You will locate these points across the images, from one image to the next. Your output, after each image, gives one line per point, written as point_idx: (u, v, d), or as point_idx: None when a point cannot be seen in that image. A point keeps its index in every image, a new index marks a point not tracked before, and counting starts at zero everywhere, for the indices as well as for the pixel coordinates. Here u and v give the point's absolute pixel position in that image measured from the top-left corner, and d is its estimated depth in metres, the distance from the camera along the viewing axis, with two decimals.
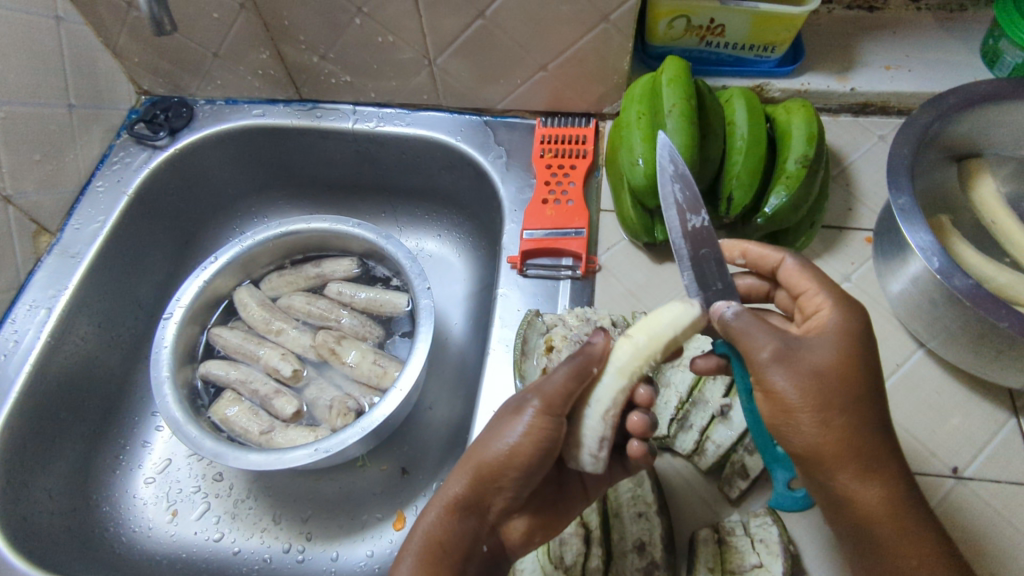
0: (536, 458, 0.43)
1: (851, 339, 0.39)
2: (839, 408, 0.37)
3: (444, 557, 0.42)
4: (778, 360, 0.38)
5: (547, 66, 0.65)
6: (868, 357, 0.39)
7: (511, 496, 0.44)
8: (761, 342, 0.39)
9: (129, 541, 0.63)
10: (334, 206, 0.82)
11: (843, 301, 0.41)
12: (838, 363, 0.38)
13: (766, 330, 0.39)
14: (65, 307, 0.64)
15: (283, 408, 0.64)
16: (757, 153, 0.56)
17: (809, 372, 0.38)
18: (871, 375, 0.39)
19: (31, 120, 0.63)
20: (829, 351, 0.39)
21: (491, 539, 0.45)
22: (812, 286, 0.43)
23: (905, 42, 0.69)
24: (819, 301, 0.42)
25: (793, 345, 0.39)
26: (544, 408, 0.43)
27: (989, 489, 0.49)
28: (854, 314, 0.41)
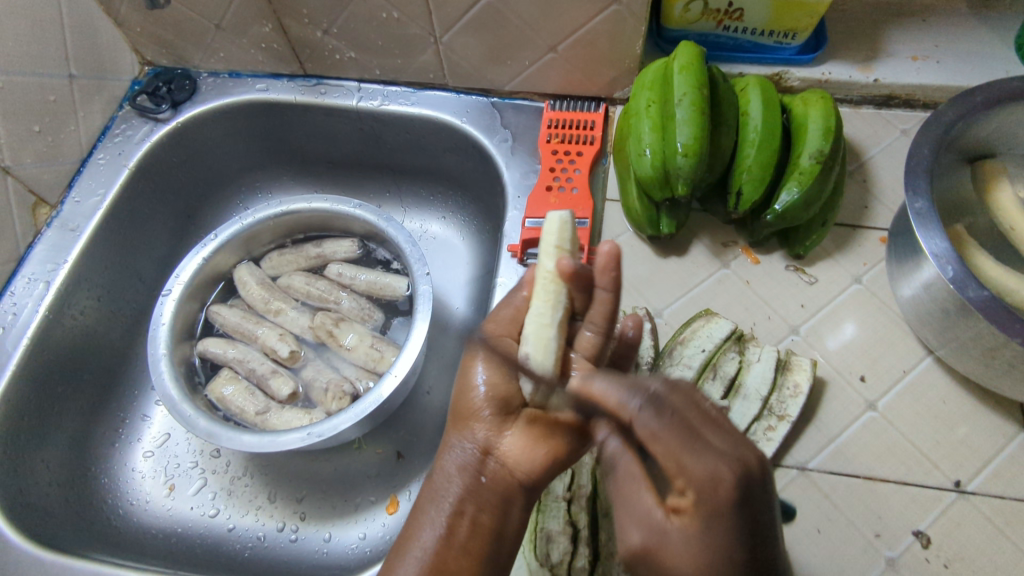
0: (497, 374, 0.48)
1: (707, 533, 0.32)
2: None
3: (441, 497, 0.46)
4: (641, 555, 0.36)
5: (556, 47, 0.63)
6: (735, 562, 0.32)
7: (490, 411, 0.47)
8: (629, 535, 0.36)
9: (125, 513, 0.63)
10: (339, 184, 0.81)
11: (705, 507, 0.32)
12: (692, 574, 0.33)
13: (632, 515, 0.36)
14: (65, 281, 0.64)
15: (279, 388, 0.64)
16: (771, 147, 0.54)
17: (666, 574, 0.34)
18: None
19: (29, 90, 0.63)
20: (685, 554, 0.33)
21: (494, 471, 0.46)
22: (676, 467, 0.33)
23: (934, 31, 0.66)
24: (685, 482, 0.34)
25: (655, 539, 0.34)
26: (488, 333, 0.50)
27: (992, 504, 0.48)
28: (713, 497, 0.32)
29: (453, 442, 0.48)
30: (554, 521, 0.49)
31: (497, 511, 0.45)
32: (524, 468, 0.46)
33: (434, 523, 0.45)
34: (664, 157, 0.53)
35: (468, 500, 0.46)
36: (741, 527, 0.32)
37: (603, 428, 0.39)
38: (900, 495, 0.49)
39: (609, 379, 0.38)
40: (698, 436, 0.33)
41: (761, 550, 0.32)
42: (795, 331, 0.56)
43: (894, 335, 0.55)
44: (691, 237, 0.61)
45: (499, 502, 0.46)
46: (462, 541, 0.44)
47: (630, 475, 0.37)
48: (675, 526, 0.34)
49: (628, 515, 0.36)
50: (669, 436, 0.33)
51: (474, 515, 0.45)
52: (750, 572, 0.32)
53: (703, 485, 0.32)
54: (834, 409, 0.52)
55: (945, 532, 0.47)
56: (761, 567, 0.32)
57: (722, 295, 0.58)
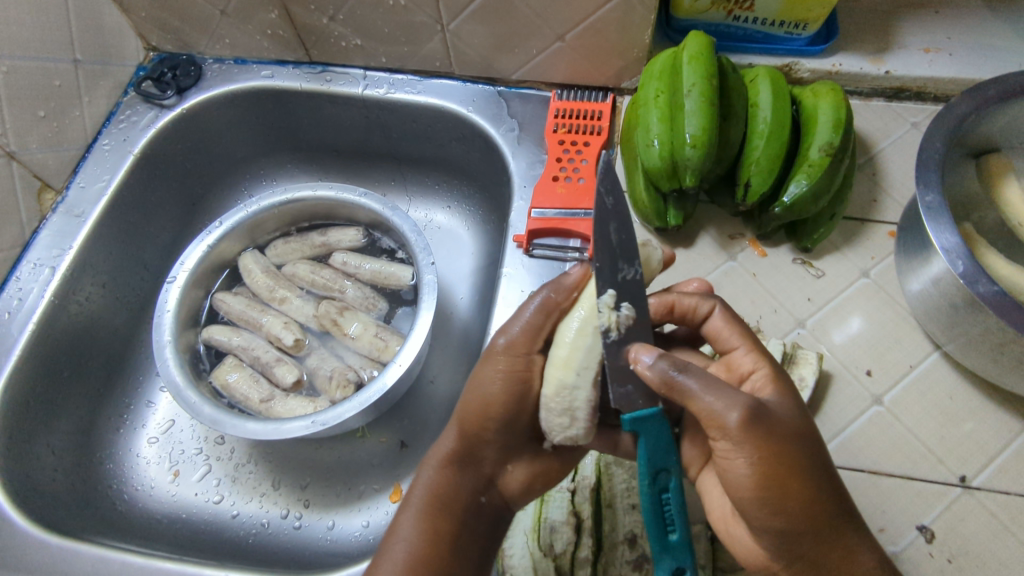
0: (513, 395, 0.46)
1: (790, 390, 0.41)
2: (800, 472, 0.37)
3: (439, 505, 0.44)
4: (752, 418, 0.37)
5: (564, 36, 0.62)
6: (807, 416, 0.40)
7: (496, 442, 0.47)
8: (738, 397, 0.37)
9: (130, 499, 0.63)
10: (344, 172, 0.81)
11: (774, 364, 0.43)
12: (793, 423, 0.39)
13: (726, 390, 0.37)
14: (70, 267, 0.64)
15: (284, 376, 0.64)
16: (780, 138, 0.53)
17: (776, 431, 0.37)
18: (813, 430, 0.40)
19: (34, 75, 0.62)
20: (782, 408, 0.39)
21: (492, 494, 0.47)
22: (743, 346, 0.44)
23: (948, 23, 0.65)
24: (751, 361, 0.43)
25: (758, 407, 0.38)
26: (512, 345, 0.46)
27: (997, 500, 0.48)
28: (781, 366, 0.43)
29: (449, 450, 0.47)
30: (557, 511, 0.49)
31: (489, 529, 0.46)
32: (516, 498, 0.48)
33: (431, 530, 0.43)
34: (672, 148, 0.52)
35: (465, 514, 0.45)
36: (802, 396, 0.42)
37: (647, 352, 0.40)
38: (904, 490, 0.49)
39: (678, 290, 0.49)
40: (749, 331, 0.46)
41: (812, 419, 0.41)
42: (802, 325, 0.56)
43: (901, 330, 0.55)
44: (698, 229, 0.61)
45: (492, 521, 0.47)
46: (460, 550, 0.44)
47: (704, 372, 0.38)
48: (762, 395, 0.41)
49: (719, 390, 0.37)
50: (737, 330, 0.45)
51: (471, 528, 0.45)
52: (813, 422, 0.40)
53: (773, 358, 0.43)
54: (840, 402, 0.52)
55: (950, 527, 0.47)
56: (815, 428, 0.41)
57: (729, 287, 0.58)
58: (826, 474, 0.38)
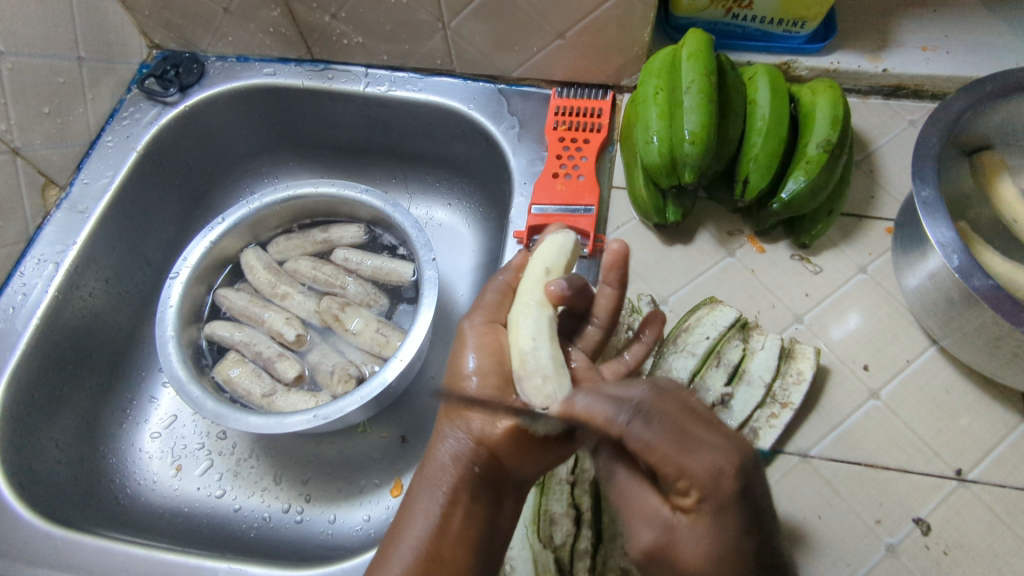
0: (490, 359, 0.46)
1: (718, 528, 0.33)
2: None
3: (434, 489, 0.46)
4: (652, 556, 0.35)
5: (564, 34, 0.63)
6: (743, 557, 0.32)
7: (480, 402, 0.45)
8: (640, 536, 0.36)
9: (133, 493, 0.64)
10: (345, 169, 0.81)
11: (709, 496, 0.33)
12: (705, 571, 0.33)
13: (642, 518, 0.36)
14: (74, 262, 0.65)
15: (286, 371, 0.65)
16: (779, 135, 0.54)
17: (678, 571, 0.34)
18: (757, 572, 0.33)
19: (38, 72, 0.63)
20: (697, 548, 0.33)
21: (486, 463, 0.46)
22: (671, 466, 0.33)
23: (945, 21, 0.65)
24: (684, 484, 0.33)
25: (669, 536, 0.34)
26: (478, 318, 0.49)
27: (993, 493, 0.48)
28: (716, 491, 0.32)
29: (445, 430, 0.47)
30: (557, 504, 0.49)
31: (490, 501, 0.46)
32: (514, 464, 0.45)
33: (429, 516, 0.45)
34: (671, 144, 0.53)
35: (461, 493, 0.45)
36: (746, 512, 0.33)
37: (596, 443, 0.38)
38: (901, 483, 0.49)
39: (593, 392, 0.37)
40: (691, 435, 0.33)
41: (768, 534, 0.34)
42: (799, 320, 0.56)
43: (898, 325, 0.55)
44: (697, 225, 0.61)
45: (491, 494, 0.46)
46: (457, 532, 0.44)
47: (635, 479, 0.37)
48: (690, 525, 0.34)
49: (636, 513, 0.36)
50: (662, 445, 0.34)
51: (468, 505, 0.45)
52: (756, 560, 0.33)
53: (707, 481, 0.32)
54: (837, 397, 0.53)
55: (946, 519, 0.48)
56: (764, 548, 0.33)
57: (727, 283, 0.58)
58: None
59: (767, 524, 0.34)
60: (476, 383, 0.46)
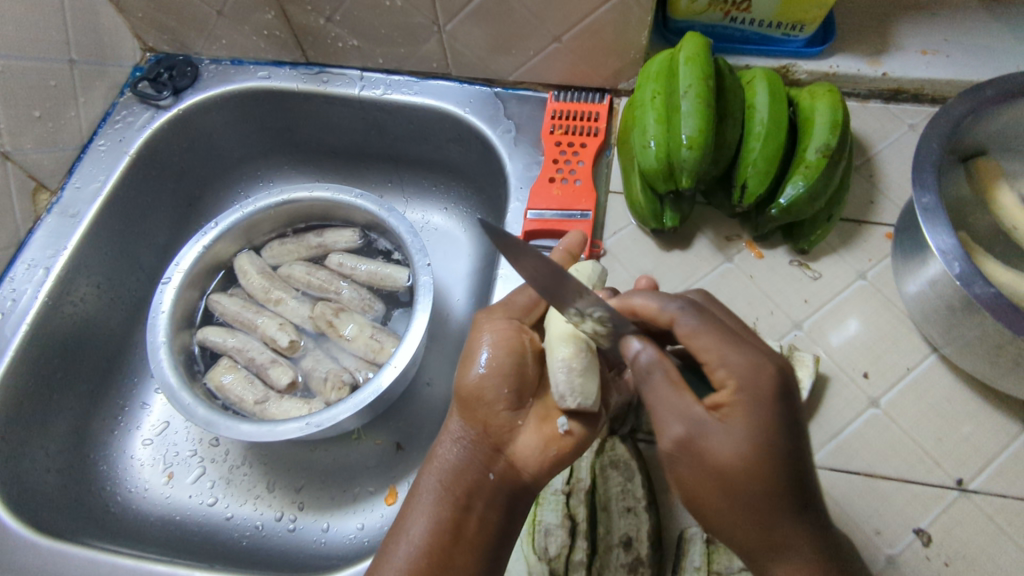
0: (511, 362, 0.46)
1: (754, 420, 0.36)
2: (717, 484, 0.36)
3: (442, 493, 0.46)
4: (682, 448, 0.37)
5: (561, 37, 0.62)
6: (782, 444, 0.36)
7: (501, 403, 0.46)
8: (670, 428, 0.37)
9: (124, 500, 0.63)
10: (341, 173, 0.81)
11: (750, 363, 0.37)
12: (741, 456, 0.35)
13: (671, 409, 0.37)
14: (64, 268, 0.64)
15: (279, 378, 0.64)
16: (777, 140, 0.53)
17: (708, 463, 0.36)
18: (785, 464, 0.36)
19: (29, 75, 0.62)
20: (730, 442, 0.36)
21: (502, 469, 0.47)
22: (713, 355, 0.37)
23: (945, 25, 0.65)
24: (722, 372, 0.37)
25: (699, 429, 0.36)
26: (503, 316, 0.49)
27: (995, 503, 0.48)
28: (756, 382, 0.36)
29: (456, 433, 0.47)
30: (551, 514, 0.48)
31: (502, 508, 0.46)
32: (533, 468, 0.46)
33: (436, 520, 0.45)
34: (669, 149, 0.52)
35: (473, 497, 0.46)
36: (780, 411, 0.36)
37: (636, 340, 0.40)
38: (901, 493, 0.49)
39: (646, 292, 0.42)
40: (740, 337, 0.38)
41: (799, 444, 0.36)
42: (798, 327, 0.56)
43: (898, 332, 0.55)
44: (694, 230, 0.60)
45: (506, 501, 0.46)
46: (469, 537, 0.45)
47: (666, 381, 0.38)
48: (727, 417, 0.36)
49: (662, 406, 0.37)
50: (709, 334, 0.38)
51: (481, 512, 0.46)
52: (791, 453, 0.36)
53: (745, 376, 0.36)
54: (837, 405, 0.52)
55: (946, 530, 0.47)
56: (797, 467, 0.36)
57: (726, 289, 0.58)
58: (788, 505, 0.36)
59: (796, 432, 0.36)
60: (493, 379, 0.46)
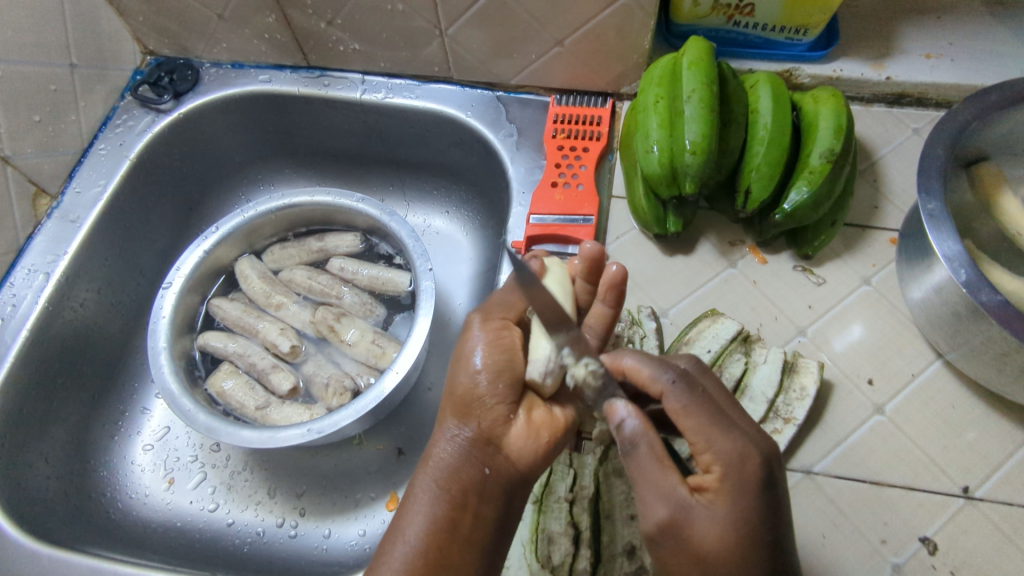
0: (501, 355, 0.47)
1: (735, 511, 0.36)
2: (694, 563, 0.37)
3: (437, 491, 0.45)
4: (665, 530, 0.38)
5: (563, 41, 0.62)
6: (761, 533, 0.36)
7: (495, 398, 0.46)
8: (654, 510, 0.38)
9: (124, 507, 0.63)
10: (341, 177, 0.80)
11: (737, 454, 0.37)
12: (721, 542, 0.36)
13: (656, 490, 0.38)
14: (64, 273, 0.64)
15: (280, 383, 0.64)
16: (781, 145, 0.53)
17: (690, 548, 0.37)
18: (766, 551, 0.36)
19: (28, 79, 0.62)
20: (713, 527, 0.36)
21: (497, 462, 0.45)
22: (700, 440, 0.38)
23: (949, 29, 0.64)
24: (708, 459, 0.38)
25: (683, 511, 0.37)
26: (489, 318, 0.49)
27: (1000, 511, 0.47)
28: (740, 472, 0.37)
29: (450, 431, 0.46)
30: (555, 522, 0.48)
31: (498, 503, 0.45)
32: (528, 459, 0.46)
33: (432, 518, 0.44)
34: (672, 154, 0.52)
35: (469, 493, 0.45)
36: (762, 499, 0.37)
37: (622, 406, 0.40)
38: (906, 500, 0.48)
39: (640, 355, 0.43)
40: (727, 416, 0.38)
41: (779, 528, 0.37)
42: (802, 333, 0.55)
43: (902, 338, 0.54)
44: (698, 235, 0.60)
45: (502, 493, 0.45)
46: (466, 534, 0.44)
47: (651, 458, 0.39)
48: (707, 500, 0.37)
49: (649, 487, 0.38)
50: (699, 416, 0.38)
51: (477, 507, 0.45)
52: (768, 542, 0.36)
53: (730, 460, 0.37)
54: (841, 411, 0.52)
55: (952, 538, 0.47)
56: (777, 546, 0.37)
57: (729, 295, 0.57)
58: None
59: (779, 518, 0.37)
60: (486, 378, 0.46)
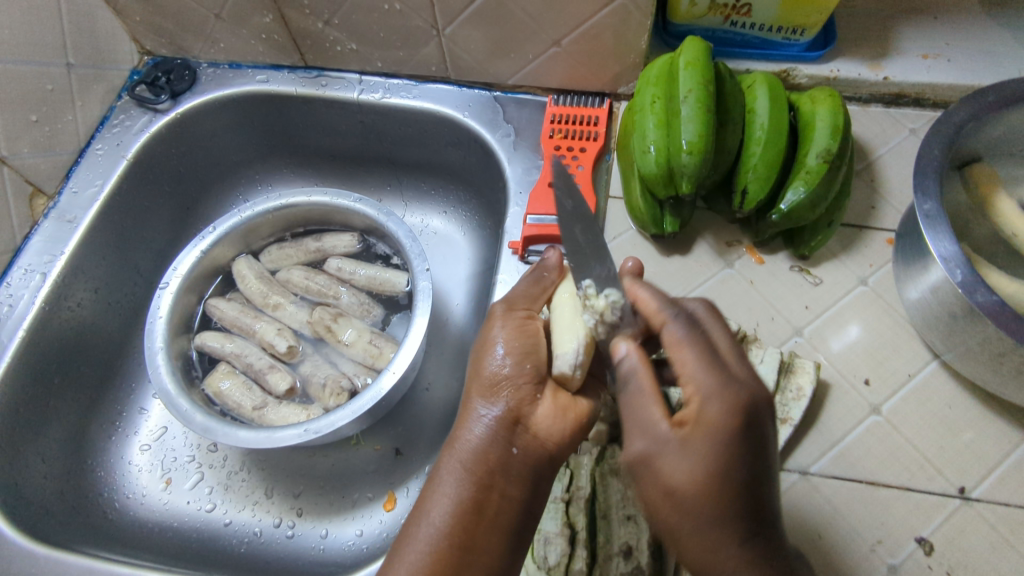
0: (526, 341, 0.46)
1: (710, 447, 0.36)
2: (665, 498, 0.37)
3: (462, 474, 0.43)
4: (639, 461, 0.38)
5: (560, 41, 0.62)
6: (735, 471, 0.35)
7: (522, 378, 0.45)
8: (631, 444, 0.38)
9: (121, 507, 0.63)
10: (338, 177, 0.80)
11: (717, 389, 0.36)
12: (689, 477, 0.36)
13: (639, 422, 0.38)
14: (60, 273, 0.64)
15: (277, 384, 0.64)
16: (778, 144, 0.53)
17: (662, 482, 0.37)
18: (741, 489, 0.35)
19: (24, 79, 0.62)
20: (685, 464, 0.36)
21: (525, 443, 0.44)
22: (688, 372, 0.38)
23: (946, 29, 0.64)
24: (690, 391, 0.38)
25: (658, 445, 0.37)
26: (514, 307, 0.48)
27: (997, 512, 0.47)
28: (719, 410, 0.36)
29: (477, 412, 0.45)
30: (552, 523, 0.48)
31: (526, 484, 0.44)
32: (556, 438, 0.44)
33: (458, 499, 0.43)
34: (669, 154, 0.52)
35: (496, 474, 0.43)
36: (739, 444, 0.36)
37: (622, 343, 0.41)
38: (902, 501, 0.48)
39: (654, 289, 0.43)
40: (717, 359, 0.38)
41: (756, 470, 0.36)
42: (799, 333, 0.55)
43: (899, 339, 0.54)
44: (695, 235, 0.60)
45: (530, 475, 0.44)
46: (491, 516, 0.43)
47: (637, 392, 0.39)
48: (686, 433, 0.36)
49: (632, 420, 0.39)
50: (688, 352, 0.39)
51: (503, 488, 0.43)
52: (740, 479, 0.35)
53: (712, 395, 0.36)
54: (837, 412, 0.52)
55: (949, 539, 0.47)
56: (753, 487, 0.36)
57: (726, 295, 0.57)
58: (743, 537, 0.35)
59: (759, 465, 0.36)
60: (510, 361, 0.45)
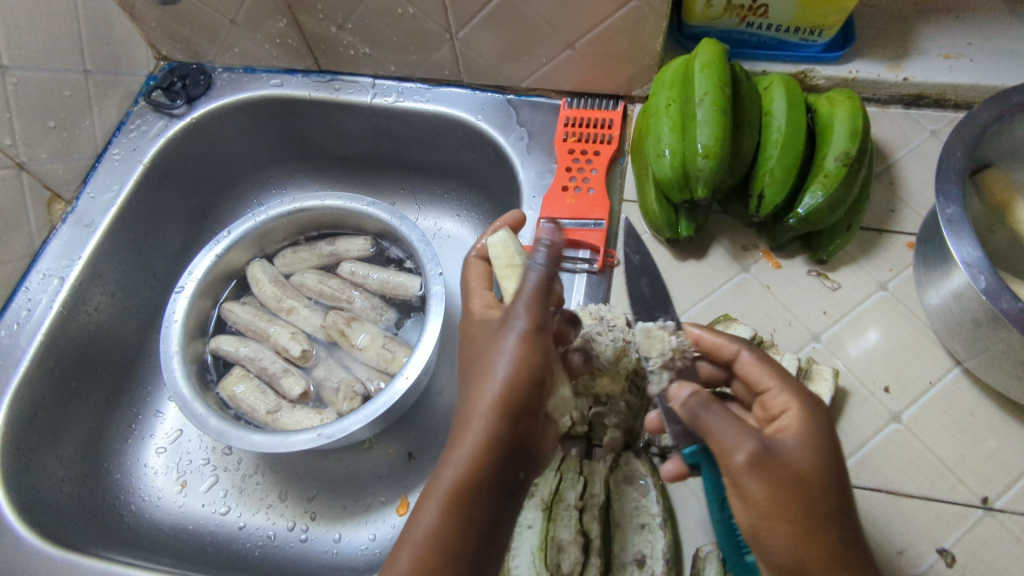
0: None
1: (827, 436, 0.38)
2: (796, 488, 0.36)
3: None
4: (757, 463, 0.36)
5: (574, 44, 0.62)
6: (835, 459, 0.38)
7: None
8: (744, 445, 0.36)
9: (137, 509, 0.63)
10: (352, 180, 0.80)
11: (804, 394, 0.40)
12: (809, 464, 0.36)
13: (740, 428, 0.37)
14: (78, 277, 0.64)
15: (290, 388, 0.64)
16: (795, 148, 0.52)
17: (784, 474, 0.36)
18: (840, 482, 0.37)
19: (44, 85, 0.63)
20: (805, 452, 0.37)
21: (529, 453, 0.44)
22: (774, 385, 0.41)
23: (968, 28, 0.63)
24: (785, 398, 0.40)
25: (770, 446, 0.37)
26: None
27: (1021, 523, 0.46)
28: (817, 404, 0.39)
29: None
30: (565, 530, 0.47)
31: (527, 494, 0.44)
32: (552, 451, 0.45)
33: None
34: (684, 158, 0.51)
35: None
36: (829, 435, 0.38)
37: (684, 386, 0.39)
38: (923, 511, 0.47)
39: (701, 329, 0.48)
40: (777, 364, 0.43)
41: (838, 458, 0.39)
42: (817, 339, 0.54)
43: (920, 344, 0.53)
44: (710, 239, 0.59)
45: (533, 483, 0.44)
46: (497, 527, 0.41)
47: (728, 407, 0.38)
48: (799, 425, 0.38)
49: (731, 430, 0.37)
50: (764, 365, 0.43)
51: None
52: (837, 464, 0.38)
53: (798, 394, 0.40)
54: (856, 419, 0.51)
55: (971, 550, 0.46)
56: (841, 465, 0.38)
57: (742, 300, 0.57)
58: (828, 535, 0.36)
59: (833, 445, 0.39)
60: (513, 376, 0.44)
